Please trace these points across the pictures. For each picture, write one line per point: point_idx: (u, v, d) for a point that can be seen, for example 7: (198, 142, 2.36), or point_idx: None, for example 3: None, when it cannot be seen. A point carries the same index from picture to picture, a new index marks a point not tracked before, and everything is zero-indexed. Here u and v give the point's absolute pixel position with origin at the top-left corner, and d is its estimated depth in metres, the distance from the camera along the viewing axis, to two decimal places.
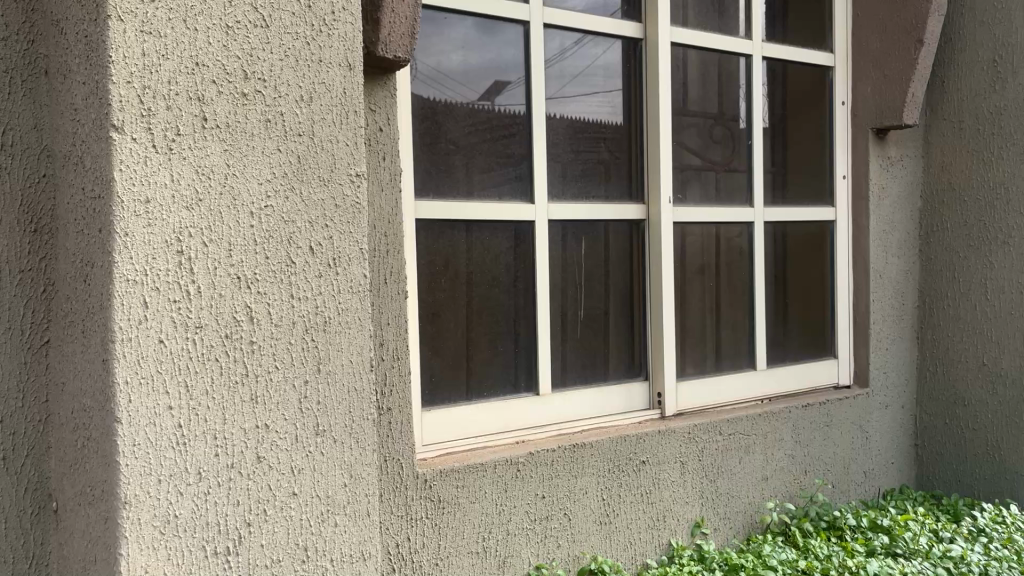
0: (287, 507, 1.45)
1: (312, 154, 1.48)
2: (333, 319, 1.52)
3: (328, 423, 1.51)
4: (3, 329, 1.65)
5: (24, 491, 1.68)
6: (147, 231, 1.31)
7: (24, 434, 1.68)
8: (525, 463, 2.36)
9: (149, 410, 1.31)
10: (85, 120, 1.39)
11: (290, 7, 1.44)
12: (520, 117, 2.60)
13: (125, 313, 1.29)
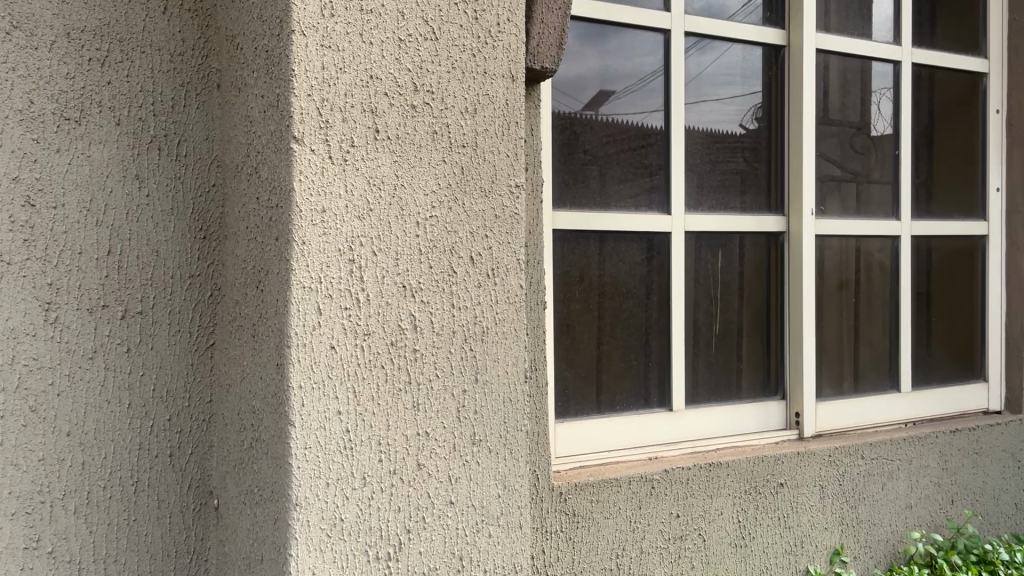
0: (445, 515, 1.46)
1: (474, 165, 1.49)
2: (490, 328, 1.51)
3: (484, 433, 1.51)
4: (173, 331, 1.72)
5: (188, 487, 1.75)
6: (322, 239, 1.34)
7: (189, 433, 1.75)
8: (660, 480, 2.31)
9: (321, 414, 1.35)
10: (263, 132, 1.44)
11: (458, 19, 1.45)
12: (658, 127, 2.56)
13: (301, 320, 1.33)
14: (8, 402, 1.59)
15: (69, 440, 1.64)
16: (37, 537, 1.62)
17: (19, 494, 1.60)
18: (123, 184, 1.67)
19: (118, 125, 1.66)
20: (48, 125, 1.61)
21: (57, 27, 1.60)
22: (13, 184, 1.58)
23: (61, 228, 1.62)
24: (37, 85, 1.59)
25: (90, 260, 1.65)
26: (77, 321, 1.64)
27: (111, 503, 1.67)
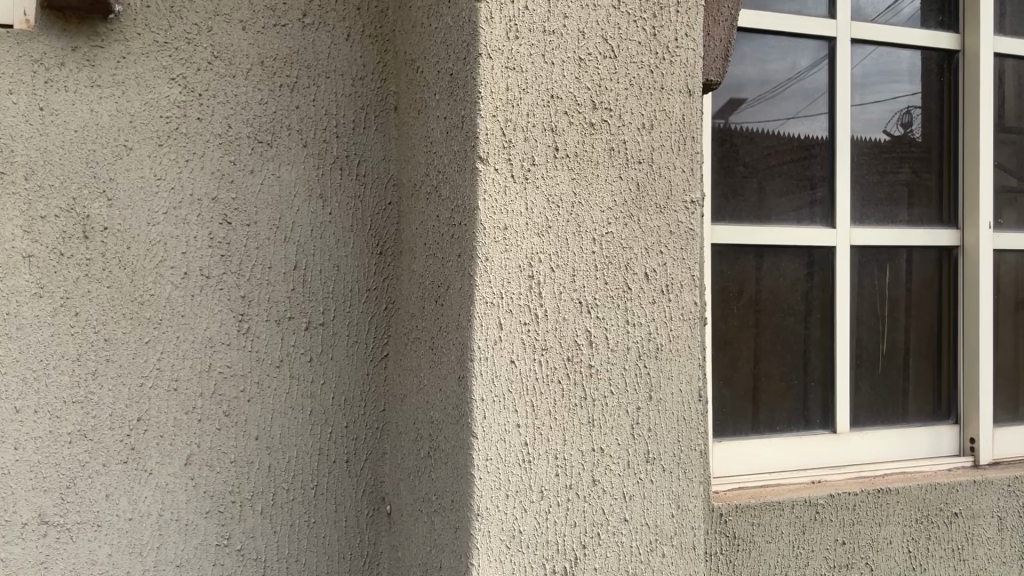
0: (619, 533, 1.44)
1: (651, 180, 1.46)
2: (665, 345, 1.47)
3: (658, 451, 1.47)
4: (351, 342, 1.79)
5: (362, 492, 1.81)
6: (504, 256, 1.36)
7: (364, 440, 1.81)
8: (825, 505, 2.22)
9: (500, 427, 1.36)
10: (446, 152, 1.49)
11: (637, 36, 1.44)
12: (822, 138, 2.48)
13: (483, 334, 1.35)
14: (205, 406, 1.70)
15: (257, 443, 1.73)
16: (228, 534, 1.72)
17: (213, 493, 1.71)
18: (308, 203, 1.76)
19: (304, 147, 1.76)
20: (243, 148, 1.71)
21: (252, 56, 1.71)
22: (212, 204, 1.70)
23: (253, 243, 1.72)
24: (234, 111, 1.70)
25: (278, 274, 1.74)
26: (266, 331, 1.74)
27: (293, 504, 1.76)
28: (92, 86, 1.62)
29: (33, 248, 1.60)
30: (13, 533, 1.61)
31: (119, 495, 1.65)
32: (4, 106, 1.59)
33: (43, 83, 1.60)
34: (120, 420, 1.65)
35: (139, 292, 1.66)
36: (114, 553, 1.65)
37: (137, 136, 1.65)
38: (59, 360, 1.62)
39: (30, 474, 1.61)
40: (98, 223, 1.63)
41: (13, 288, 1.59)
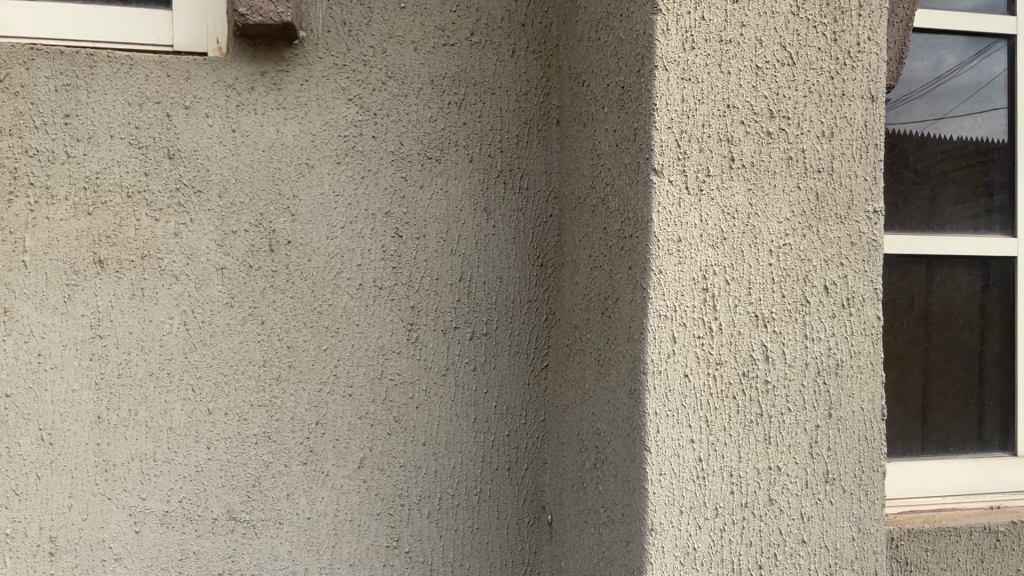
0: (797, 554, 1.39)
1: (830, 190, 1.41)
2: (845, 361, 1.41)
3: (838, 471, 1.41)
4: (513, 352, 1.83)
5: (523, 501, 1.83)
6: (678, 268, 1.34)
7: (525, 449, 1.83)
8: (1007, 532, 2.07)
9: (675, 441, 1.35)
10: (614, 164, 1.48)
11: (817, 42, 1.39)
12: (1003, 141, 2.31)
13: (657, 347, 1.34)
14: (377, 412, 1.77)
15: (424, 449, 1.79)
16: (398, 536, 1.77)
17: (384, 496, 1.77)
18: (473, 216, 1.80)
19: (471, 162, 1.80)
20: (413, 164, 1.78)
21: (423, 75, 1.77)
22: (386, 218, 1.77)
23: (422, 256, 1.78)
24: (407, 129, 1.77)
25: (444, 285, 1.80)
26: (433, 340, 1.79)
27: (457, 510, 1.80)
28: (278, 108, 1.71)
29: (225, 261, 1.69)
30: (204, 527, 1.69)
31: (299, 494, 1.73)
32: (201, 128, 1.68)
33: (235, 106, 1.70)
34: (300, 424, 1.73)
35: (318, 302, 1.74)
36: (294, 550, 1.73)
37: (318, 155, 1.73)
38: (247, 366, 1.71)
39: (220, 472, 1.69)
40: (282, 237, 1.72)
41: (208, 298, 1.69)
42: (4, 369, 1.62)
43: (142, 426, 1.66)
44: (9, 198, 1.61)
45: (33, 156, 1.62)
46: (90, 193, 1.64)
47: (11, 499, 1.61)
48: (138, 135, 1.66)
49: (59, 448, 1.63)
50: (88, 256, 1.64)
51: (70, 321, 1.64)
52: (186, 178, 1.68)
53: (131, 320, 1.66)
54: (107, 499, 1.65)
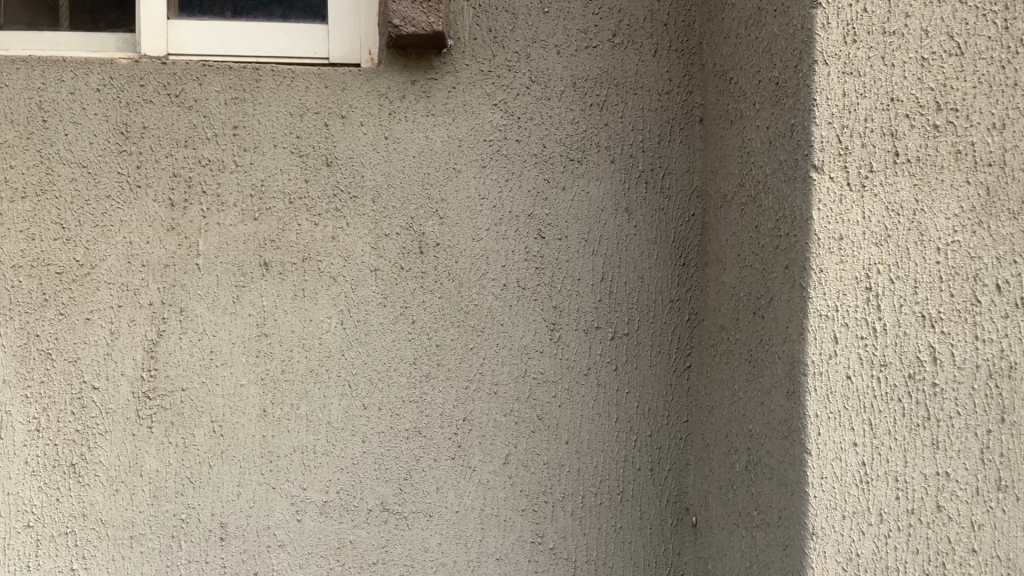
0: (967, 564, 1.33)
1: (1002, 185, 1.34)
2: (1021, 364, 1.34)
3: (1012, 479, 1.34)
4: (655, 352, 1.82)
5: (667, 502, 1.82)
6: (840, 266, 1.32)
7: (668, 450, 1.82)
8: None
9: (837, 444, 1.32)
10: (767, 161, 1.45)
11: (986, 30, 1.32)
12: None
13: (818, 348, 1.32)
14: (521, 410, 1.80)
15: (567, 447, 1.81)
16: (542, 533, 1.80)
17: (529, 492, 1.80)
18: (615, 216, 1.81)
19: (613, 163, 1.81)
20: (556, 166, 1.80)
21: (566, 78, 1.79)
22: (529, 220, 1.80)
23: (564, 256, 1.80)
24: (551, 132, 1.80)
25: (586, 285, 1.81)
26: (576, 340, 1.81)
27: (600, 509, 1.81)
28: (427, 115, 1.77)
29: (379, 263, 1.77)
30: (360, 517, 1.76)
31: (447, 488, 1.78)
32: (356, 136, 1.76)
33: (388, 114, 1.76)
34: (448, 421, 1.78)
35: (465, 302, 1.79)
36: (444, 543, 1.78)
37: (464, 159, 1.78)
38: (398, 364, 1.77)
39: (374, 465, 1.77)
40: (432, 239, 1.78)
41: (363, 299, 1.77)
42: (180, 365, 1.73)
43: (304, 420, 1.75)
44: (184, 205, 1.73)
45: (206, 166, 1.73)
46: (255, 200, 1.74)
47: (187, 486, 1.72)
48: (299, 144, 1.75)
49: (229, 439, 1.74)
50: (255, 259, 1.74)
51: (238, 320, 1.74)
52: (343, 184, 1.76)
53: (293, 319, 1.75)
54: (272, 487, 1.74)
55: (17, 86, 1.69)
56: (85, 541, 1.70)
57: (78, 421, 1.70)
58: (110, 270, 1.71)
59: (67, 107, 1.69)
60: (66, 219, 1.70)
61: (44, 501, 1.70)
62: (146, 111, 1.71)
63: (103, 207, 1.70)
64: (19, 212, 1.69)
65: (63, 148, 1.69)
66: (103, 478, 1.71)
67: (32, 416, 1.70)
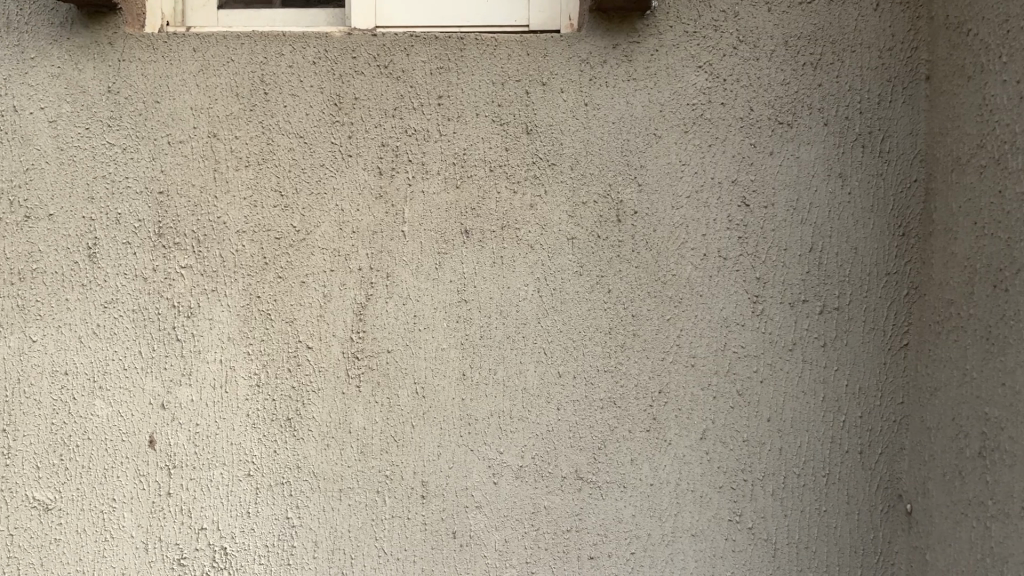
0: None
1: None
2: None
3: None
4: (867, 329, 1.72)
5: (877, 487, 1.72)
6: None
7: (879, 432, 1.72)
8: None
9: None
10: (1017, 118, 1.34)
11: None
12: None
13: None
14: (721, 384, 1.74)
15: (769, 425, 1.73)
16: (740, 512, 1.74)
17: (727, 470, 1.74)
18: (827, 183, 1.71)
19: (826, 126, 1.71)
20: (764, 130, 1.72)
21: (777, 37, 1.71)
22: (733, 187, 1.73)
23: (770, 225, 1.72)
24: (759, 93, 1.72)
25: (793, 256, 1.72)
26: (780, 313, 1.73)
27: (803, 490, 1.73)
28: (629, 80, 1.73)
29: (575, 231, 1.75)
30: (555, 485, 1.77)
31: (643, 460, 1.76)
32: (556, 103, 1.75)
33: (589, 79, 1.74)
34: (644, 392, 1.75)
35: (663, 272, 1.75)
36: (638, 514, 1.76)
37: (666, 125, 1.73)
38: (594, 333, 1.76)
39: (570, 433, 1.77)
40: (630, 207, 1.75)
41: (560, 267, 1.76)
42: (386, 328, 1.79)
43: (501, 385, 1.78)
44: (390, 173, 1.78)
45: (412, 136, 1.77)
46: (458, 167, 1.77)
47: (391, 445, 1.79)
48: (500, 112, 1.76)
49: (431, 401, 1.79)
50: (456, 226, 1.77)
51: (440, 285, 1.78)
52: (542, 152, 1.75)
53: (492, 286, 1.77)
54: (469, 450, 1.78)
55: (242, 59, 1.78)
56: (298, 491, 1.80)
57: (294, 378, 1.80)
58: (323, 236, 1.79)
59: (286, 80, 1.77)
60: (284, 186, 1.79)
61: (263, 452, 1.80)
62: (357, 82, 1.77)
63: (318, 175, 1.78)
64: (242, 179, 1.79)
65: (282, 119, 1.78)
66: (316, 432, 1.80)
67: (253, 371, 1.80)
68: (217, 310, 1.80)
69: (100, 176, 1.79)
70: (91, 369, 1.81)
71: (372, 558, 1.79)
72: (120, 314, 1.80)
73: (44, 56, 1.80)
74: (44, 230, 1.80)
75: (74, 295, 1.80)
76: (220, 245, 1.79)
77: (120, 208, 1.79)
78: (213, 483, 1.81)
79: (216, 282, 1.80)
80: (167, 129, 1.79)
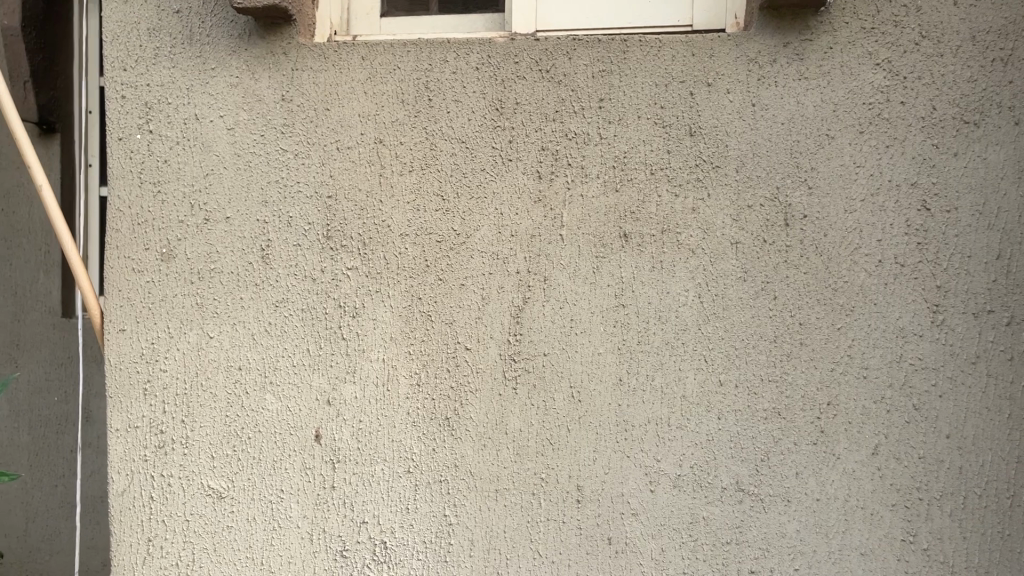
0: None
1: None
2: None
3: None
4: None
5: None
6: None
7: None
8: None
9: None
10: None
11: None
12: None
13: None
14: (895, 397, 1.66)
15: (947, 442, 1.64)
16: (915, 532, 1.66)
17: (900, 487, 1.66)
18: (1017, 185, 1.62)
19: (1017, 125, 1.62)
20: (947, 130, 1.64)
21: (964, 31, 1.63)
22: (912, 189, 1.65)
23: (953, 231, 1.64)
24: (942, 92, 1.64)
25: (978, 263, 1.63)
26: (962, 324, 1.64)
27: (985, 512, 1.63)
28: (800, 79, 1.68)
29: (740, 235, 1.71)
30: (714, 495, 1.73)
31: (808, 474, 1.69)
32: (722, 104, 1.71)
33: (757, 80, 1.69)
34: (811, 403, 1.69)
35: (834, 279, 1.68)
36: (802, 530, 1.70)
37: (839, 125, 1.67)
38: (758, 341, 1.71)
39: (731, 443, 1.72)
40: (799, 211, 1.69)
41: (722, 273, 1.72)
42: (543, 331, 1.80)
43: (658, 391, 1.75)
44: (550, 176, 1.78)
45: (573, 139, 1.77)
46: (618, 170, 1.75)
47: (547, 448, 1.80)
48: (663, 114, 1.73)
49: (587, 405, 1.78)
50: (615, 230, 1.76)
51: (597, 289, 1.77)
52: (706, 154, 1.72)
53: (652, 291, 1.75)
54: (626, 457, 1.77)
55: (407, 66, 1.82)
56: (456, 490, 1.83)
57: (452, 378, 1.83)
58: (483, 239, 1.81)
59: (450, 86, 1.81)
60: (445, 190, 1.82)
61: (422, 450, 1.84)
62: (519, 86, 1.78)
63: (479, 179, 1.80)
64: (406, 183, 1.83)
65: (445, 124, 1.81)
66: (473, 432, 1.82)
67: (413, 370, 1.85)
68: (381, 311, 1.85)
69: (273, 180, 1.88)
70: (263, 365, 1.89)
71: (526, 560, 1.80)
72: (290, 313, 1.88)
73: (223, 66, 1.89)
74: (221, 231, 1.89)
75: (248, 293, 1.89)
76: (384, 248, 1.84)
77: (292, 212, 1.87)
78: (375, 478, 1.86)
79: (379, 283, 1.85)
80: (336, 135, 1.85)
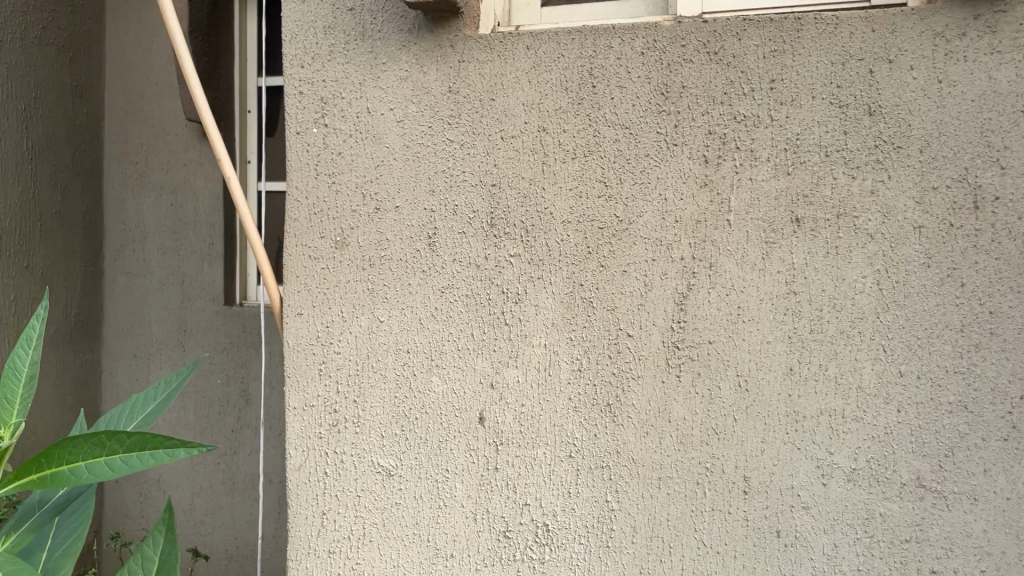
0: None
1: None
2: None
3: None
4: None
5: None
6: None
7: None
8: None
9: None
10: None
11: None
12: None
13: None
14: None
15: None
16: None
17: None
18: None
19: None
20: None
21: None
22: None
23: None
24: None
25: None
26: None
27: None
28: (992, 53, 1.59)
29: (923, 219, 1.63)
30: (892, 491, 1.66)
31: (998, 471, 1.61)
32: (905, 81, 1.63)
33: (944, 55, 1.61)
34: (1002, 396, 1.60)
35: None
36: (990, 529, 1.61)
37: None
38: (943, 330, 1.62)
39: (911, 437, 1.65)
40: (990, 193, 1.60)
41: (903, 258, 1.64)
42: (708, 318, 1.77)
43: (832, 381, 1.69)
44: (718, 161, 1.75)
45: (742, 122, 1.73)
46: (789, 153, 1.70)
47: (712, 437, 1.77)
48: (840, 94, 1.67)
49: (754, 395, 1.74)
50: (786, 214, 1.71)
51: (767, 276, 1.73)
52: (887, 135, 1.64)
53: (826, 278, 1.69)
54: (796, 448, 1.72)
55: (572, 54, 1.84)
56: (618, 476, 1.83)
57: (615, 364, 1.83)
58: (647, 225, 1.80)
59: (615, 71, 1.80)
60: (609, 176, 1.82)
61: (584, 435, 1.86)
62: (686, 70, 1.76)
63: (643, 164, 1.79)
64: (569, 171, 1.85)
65: (609, 111, 1.81)
66: (635, 419, 1.82)
67: (575, 356, 1.86)
68: (543, 297, 1.87)
69: (441, 170, 1.93)
70: (429, 348, 1.95)
71: (691, 549, 1.79)
72: (455, 299, 1.93)
73: (393, 60, 1.96)
74: (392, 219, 1.97)
75: (416, 280, 1.96)
76: (546, 235, 1.87)
77: (458, 200, 1.92)
78: (537, 461, 1.89)
79: (542, 270, 1.87)
80: (501, 124, 1.89)
